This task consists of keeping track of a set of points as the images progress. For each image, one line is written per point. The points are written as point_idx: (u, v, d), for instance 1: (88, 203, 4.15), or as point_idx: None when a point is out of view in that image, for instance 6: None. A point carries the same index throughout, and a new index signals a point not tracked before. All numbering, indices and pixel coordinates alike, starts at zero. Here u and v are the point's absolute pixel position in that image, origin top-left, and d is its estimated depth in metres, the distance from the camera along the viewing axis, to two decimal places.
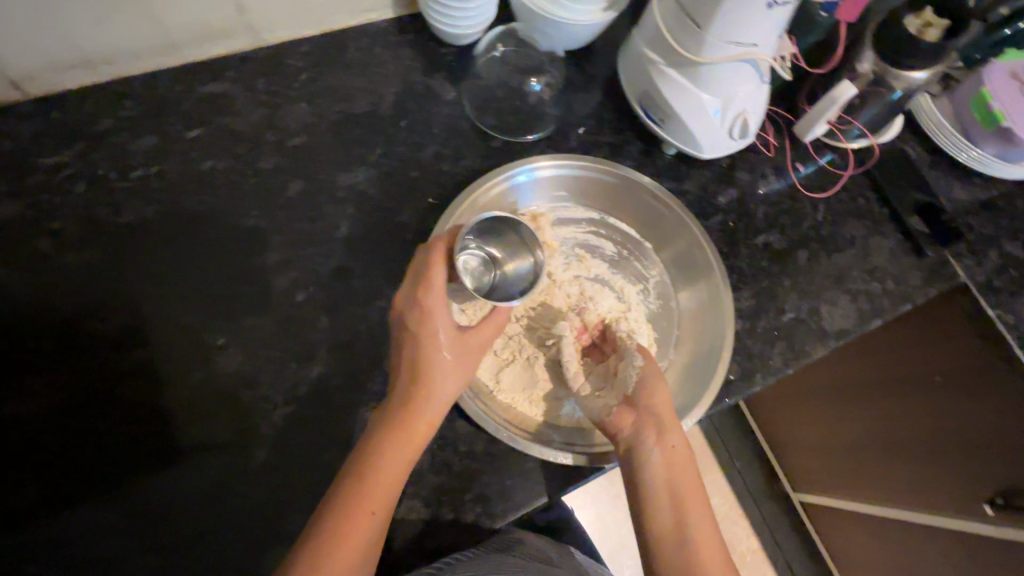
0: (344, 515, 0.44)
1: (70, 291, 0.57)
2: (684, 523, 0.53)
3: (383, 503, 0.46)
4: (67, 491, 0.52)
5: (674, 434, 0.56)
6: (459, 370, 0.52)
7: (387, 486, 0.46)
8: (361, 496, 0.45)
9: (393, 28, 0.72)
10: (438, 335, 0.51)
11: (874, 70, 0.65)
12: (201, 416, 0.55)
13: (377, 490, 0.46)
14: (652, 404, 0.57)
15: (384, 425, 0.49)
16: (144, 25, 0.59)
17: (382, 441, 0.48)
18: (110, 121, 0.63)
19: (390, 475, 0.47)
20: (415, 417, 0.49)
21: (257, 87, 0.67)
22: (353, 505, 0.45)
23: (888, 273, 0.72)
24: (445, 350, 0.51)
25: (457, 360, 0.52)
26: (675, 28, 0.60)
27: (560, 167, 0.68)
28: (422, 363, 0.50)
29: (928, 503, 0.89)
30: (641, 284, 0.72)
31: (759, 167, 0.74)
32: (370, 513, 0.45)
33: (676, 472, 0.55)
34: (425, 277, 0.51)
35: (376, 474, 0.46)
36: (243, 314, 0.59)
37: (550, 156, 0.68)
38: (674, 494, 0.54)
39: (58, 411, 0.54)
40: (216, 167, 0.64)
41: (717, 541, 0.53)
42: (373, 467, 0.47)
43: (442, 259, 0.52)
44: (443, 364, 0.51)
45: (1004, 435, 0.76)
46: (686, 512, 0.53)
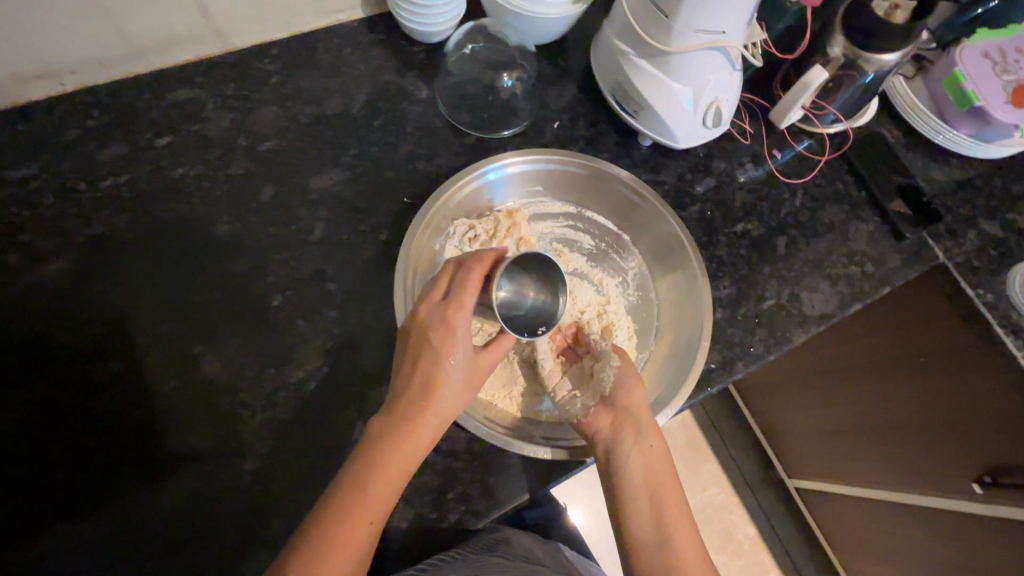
0: (339, 526, 0.44)
1: (42, 304, 0.57)
2: (663, 523, 0.53)
3: (379, 514, 0.46)
4: (44, 506, 0.51)
5: (651, 434, 0.56)
6: (467, 391, 0.51)
7: (382, 500, 0.46)
8: (359, 507, 0.45)
9: (363, 28, 0.71)
10: (456, 356, 0.50)
11: (844, 53, 0.64)
12: (178, 426, 0.55)
13: (375, 501, 0.46)
14: (630, 405, 0.58)
15: (383, 435, 0.48)
16: (106, 34, 0.58)
17: (387, 452, 0.47)
18: (78, 131, 0.62)
19: (390, 488, 0.46)
20: (422, 431, 0.48)
21: (227, 92, 0.67)
22: (349, 516, 0.44)
23: (867, 257, 0.72)
24: (460, 372, 0.50)
25: (469, 377, 0.51)
26: (644, 18, 0.59)
27: (529, 163, 0.68)
28: (433, 376, 0.49)
29: (918, 486, 0.89)
30: (621, 276, 0.72)
31: (736, 155, 0.74)
32: (364, 525, 0.45)
33: (654, 472, 0.55)
34: (459, 297, 0.51)
35: (374, 485, 0.46)
36: (220, 321, 0.59)
37: (517, 152, 0.67)
38: (653, 494, 0.54)
39: (33, 425, 0.53)
40: (187, 174, 0.63)
41: (697, 540, 0.53)
42: (372, 477, 0.46)
43: (478, 282, 0.51)
44: (457, 381, 0.50)
45: (988, 415, 0.75)
46: (666, 511, 0.53)
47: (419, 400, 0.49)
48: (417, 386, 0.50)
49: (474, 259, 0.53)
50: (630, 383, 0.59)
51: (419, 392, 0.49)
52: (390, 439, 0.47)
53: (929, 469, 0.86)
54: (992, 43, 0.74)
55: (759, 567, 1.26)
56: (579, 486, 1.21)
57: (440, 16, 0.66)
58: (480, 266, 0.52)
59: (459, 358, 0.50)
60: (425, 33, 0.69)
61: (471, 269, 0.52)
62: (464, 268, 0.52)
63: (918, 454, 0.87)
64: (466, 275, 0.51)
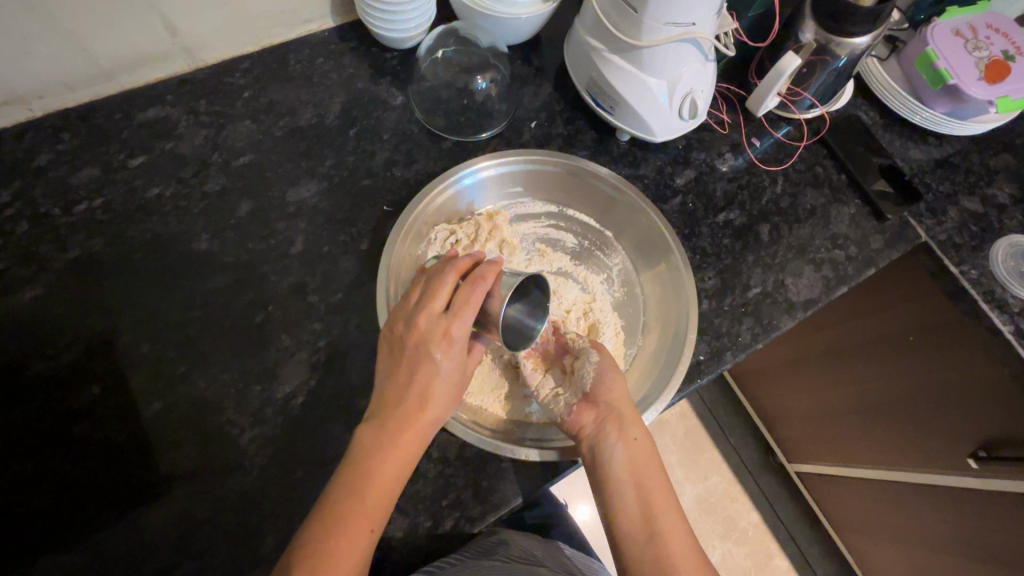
0: (337, 537, 0.43)
1: (20, 333, 0.56)
2: (651, 514, 0.53)
3: (377, 521, 0.45)
4: (32, 537, 0.50)
5: (634, 427, 0.57)
6: (452, 398, 0.51)
7: (376, 511, 0.45)
8: (358, 515, 0.44)
9: (334, 37, 0.71)
10: (445, 366, 0.50)
11: (815, 38, 0.65)
12: (164, 448, 0.54)
13: (373, 509, 0.45)
14: (611, 400, 0.58)
15: (378, 443, 0.47)
16: (73, 57, 0.58)
17: (385, 459, 0.47)
18: (49, 155, 0.62)
19: (381, 498, 0.46)
20: (418, 437, 0.49)
21: (198, 108, 0.66)
22: (347, 525, 0.44)
23: (851, 239, 0.72)
24: (447, 380, 0.50)
25: (458, 386, 0.52)
26: (613, 14, 0.59)
27: (504, 165, 0.68)
28: (426, 384, 0.50)
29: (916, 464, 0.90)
30: (605, 274, 0.71)
31: (715, 145, 0.75)
32: (360, 533, 0.44)
33: (639, 465, 0.55)
34: (459, 309, 0.50)
35: (371, 493, 0.46)
36: (202, 339, 0.58)
37: (491, 155, 0.67)
38: (640, 487, 0.54)
39: (13, 456, 0.53)
40: (162, 194, 0.63)
41: (687, 530, 0.53)
42: (369, 484, 0.46)
43: (479, 297, 0.51)
44: (448, 390, 0.51)
45: (974, 390, 0.76)
46: (653, 502, 0.53)
47: (416, 408, 0.49)
48: (413, 396, 0.49)
49: (478, 274, 0.51)
50: (609, 377, 0.59)
51: (413, 402, 0.49)
52: (387, 448, 0.47)
53: (923, 446, 0.87)
54: (963, 21, 0.75)
55: (765, 554, 1.26)
56: (580, 483, 1.21)
57: (409, 25, 0.67)
58: (484, 280, 0.51)
59: (453, 369, 0.51)
60: (390, 39, 0.69)
61: (478, 286, 0.51)
62: (469, 283, 0.51)
63: (911, 432, 0.88)
64: (471, 290, 0.50)
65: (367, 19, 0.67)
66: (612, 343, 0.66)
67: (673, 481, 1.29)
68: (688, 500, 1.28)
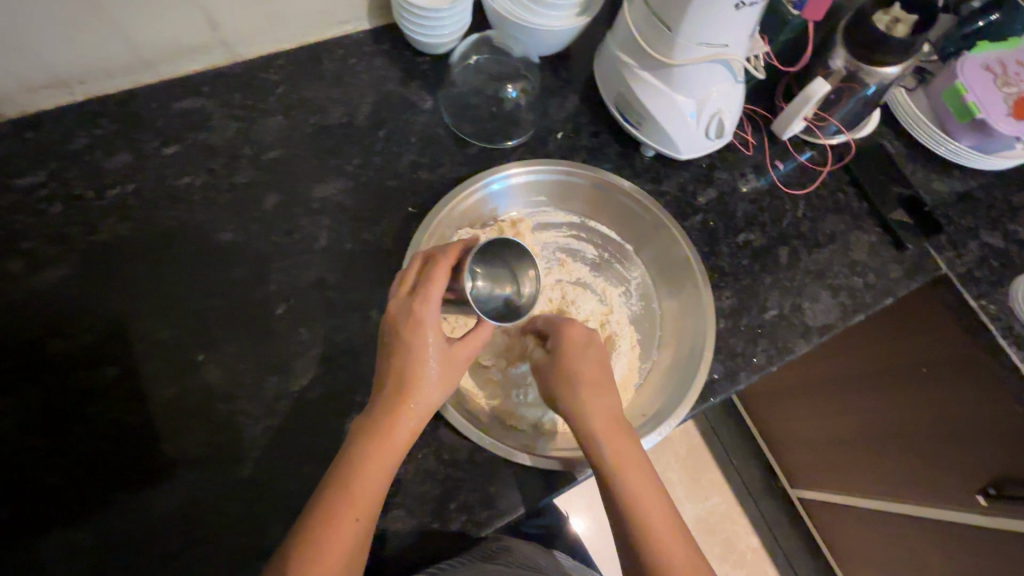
0: (326, 532, 0.43)
1: (46, 311, 0.57)
2: (641, 532, 0.47)
3: (366, 509, 0.45)
4: (43, 512, 0.51)
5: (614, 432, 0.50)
6: (445, 380, 0.49)
7: (368, 499, 0.45)
8: (349, 510, 0.44)
9: (368, 39, 0.72)
10: (426, 346, 0.48)
11: (845, 65, 0.65)
12: (179, 433, 0.55)
13: (360, 497, 0.45)
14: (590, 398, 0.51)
15: (371, 437, 0.46)
16: (116, 45, 0.59)
17: (376, 453, 0.46)
18: (85, 140, 0.63)
19: (371, 485, 0.45)
20: (408, 431, 0.47)
21: (232, 102, 0.67)
22: (337, 521, 0.44)
23: (869, 267, 0.72)
24: (431, 361, 0.49)
25: (450, 367, 0.50)
26: (647, 31, 0.60)
27: (532, 174, 0.68)
28: (413, 373, 0.48)
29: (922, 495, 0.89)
30: (623, 286, 0.71)
31: (738, 165, 0.75)
32: (351, 530, 0.44)
33: (627, 472, 0.48)
34: (425, 289, 0.49)
35: (360, 481, 0.45)
36: (221, 328, 0.59)
37: (521, 162, 0.68)
38: (626, 500, 0.48)
39: (31, 430, 0.53)
40: (192, 183, 0.64)
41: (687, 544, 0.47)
42: (359, 480, 0.45)
43: (445, 271, 0.50)
44: (437, 372, 0.49)
45: (989, 426, 0.75)
46: (640, 519, 0.47)
47: (412, 400, 0.48)
48: (403, 389, 0.48)
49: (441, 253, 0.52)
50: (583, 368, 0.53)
51: (402, 393, 0.48)
52: (379, 441, 0.46)
53: (930, 477, 0.86)
54: (993, 56, 0.75)
55: None
56: (580, 495, 1.21)
57: (443, 36, 0.68)
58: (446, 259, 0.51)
59: (432, 349, 0.49)
60: (416, 40, 0.69)
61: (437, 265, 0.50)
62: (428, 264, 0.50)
63: (920, 463, 0.87)
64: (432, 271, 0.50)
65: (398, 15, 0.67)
66: (627, 357, 0.66)
67: (674, 499, 1.28)
68: (688, 520, 1.27)
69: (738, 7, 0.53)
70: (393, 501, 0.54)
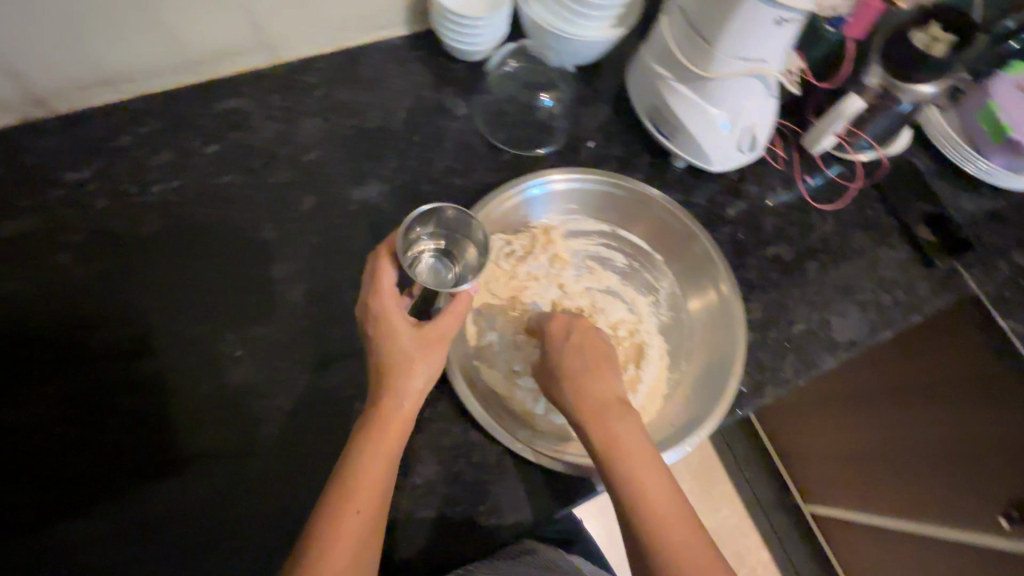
0: (335, 529, 0.44)
1: (89, 302, 0.59)
2: (638, 496, 0.47)
3: (372, 498, 0.45)
4: (82, 498, 0.52)
5: (604, 413, 0.51)
6: (423, 363, 0.50)
7: (373, 489, 0.46)
8: (354, 502, 0.45)
9: (405, 45, 0.74)
10: (396, 335, 0.49)
11: (880, 83, 0.65)
12: (213, 426, 0.56)
13: (365, 489, 0.45)
14: (579, 384, 0.53)
15: (370, 436, 0.47)
16: (166, 45, 0.61)
17: (378, 449, 0.47)
18: (130, 137, 0.65)
19: (375, 475, 0.46)
20: (402, 425, 0.48)
21: (273, 103, 0.69)
22: (344, 511, 0.44)
23: (898, 284, 0.72)
24: (403, 348, 0.49)
25: (425, 348, 0.50)
26: (685, 44, 0.61)
27: (572, 182, 0.69)
28: (390, 362, 0.49)
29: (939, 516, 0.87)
30: (652, 295, 0.71)
31: (767, 179, 0.75)
32: (359, 526, 0.44)
33: (620, 452, 0.49)
34: (375, 284, 0.50)
35: (365, 475, 0.46)
36: (257, 325, 0.60)
37: (563, 170, 0.68)
38: (620, 480, 0.48)
39: (72, 420, 0.55)
40: (233, 182, 0.65)
41: (688, 524, 0.47)
42: (362, 471, 0.46)
43: (387, 268, 0.51)
44: (411, 356, 0.49)
45: (1011, 450, 0.75)
46: (637, 485, 0.47)
47: (397, 391, 0.49)
48: (389, 382, 0.49)
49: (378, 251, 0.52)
50: (570, 357, 0.54)
51: (386, 382, 0.49)
52: (378, 437, 0.47)
53: (943, 495, 0.86)
54: None
55: None
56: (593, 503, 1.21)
57: (477, 39, 0.69)
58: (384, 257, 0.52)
59: (399, 335, 0.49)
60: (448, 39, 0.70)
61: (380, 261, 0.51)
62: (373, 261, 0.51)
63: (936, 485, 0.86)
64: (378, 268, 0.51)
65: (436, 13, 0.67)
66: (654, 369, 0.65)
67: None
68: None
69: (778, 23, 0.53)
70: (422, 502, 0.55)
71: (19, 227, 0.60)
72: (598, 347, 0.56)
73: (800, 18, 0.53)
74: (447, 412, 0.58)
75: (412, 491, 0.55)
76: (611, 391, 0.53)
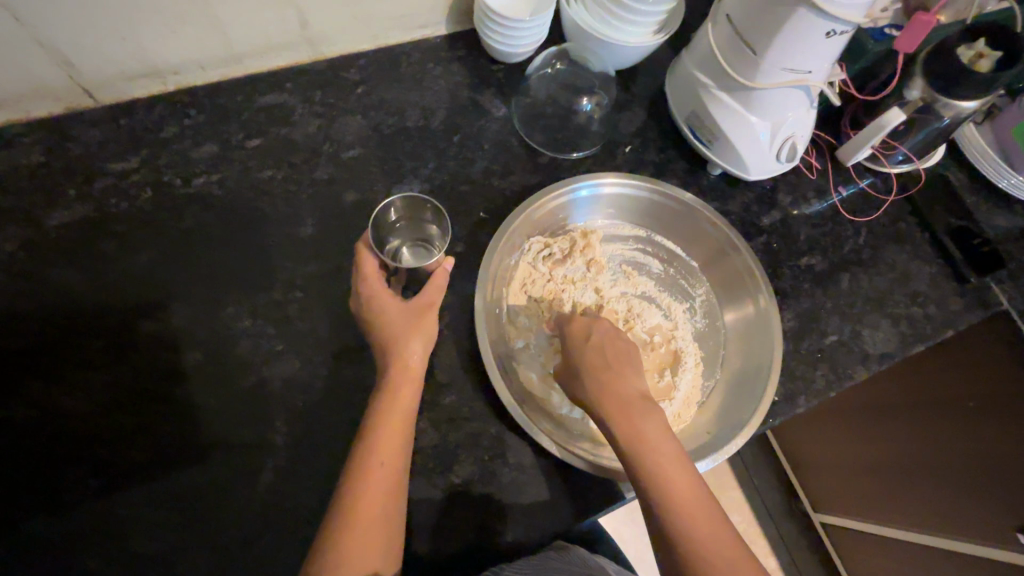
0: (362, 482, 0.47)
1: (133, 292, 0.59)
2: (663, 486, 0.46)
3: (395, 457, 0.49)
4: (126, 485, 0.53)
5: (628, 407, 0.50)
6: (418, 330, 0.54)
7: (393, 447, 0.49)
8: (379, 456, 0.48)
9: (445, 44, 0.74)
10: (386, 308, 0.54)
11: (922, 96, 0.65)
12: (252, 420, 0.56)
13: (386, 447, 0.49)
14: (603, 379, 0.52)
15: (386, 401, 0.51)
16: (213, 39, 0.62)
17: (394, 414, 0.50)
18: (174, 128, 0.65)
19: (395, 435, 0.49)
20: (411, 391, 0.52)
21: (314, 99, 0.69)
22: (369, 466, 0.47)
23: (929, 298, 0.72)
24: (395, 318, 0.53)
25: (417, 314, 0.54)
26: (729, 52, 0.61)
27: (622, 186, 0.69)
28: (388, 334, 0.53)
29: (948, 527, 0.87)
30: (688, 303, 0.71)
31: (802, 189, 0.75)
32: (384, 481, 0.47)
33: (646, 444, 0.48)
34: (360, 269, 0.55)
35: (383, 435, 0.49)
36: (296, 319, 0.60)
37: (615, 175, 0.69)
38: (648, 472, 0.47)
39: (117, 408, 0.55)
40: (274, 177, 0.65)
41: (715, 513, 0.46)
42: (382, 432, 0.49)
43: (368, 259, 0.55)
44: (403, 323, 0.53)
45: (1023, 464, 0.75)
46: (662, 476, 0.46)
47: (401, 362, 0.52)
48: (390, 352, 0.53)
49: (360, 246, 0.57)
50: (591, 355, 0.54)
51: (389, 351, 0.53)
52: (393, 399, 0.51)
53: (956, 506, 0.85)
54: None
55: None
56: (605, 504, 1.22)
57: (505, 31, 0.67)
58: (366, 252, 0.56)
59: (388, 307, 0.54)
60: (489, 38, 0.69)
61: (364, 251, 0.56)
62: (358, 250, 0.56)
63: (952, 497, 0.86)
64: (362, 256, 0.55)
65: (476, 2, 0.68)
66: (691, 374, 0.66)
67: None
68: None
69: (829, 35, 0.53)
70: (459, 501, 0.55)
71: (64, 215, 0.61)
72: (619, 345, 0.56)
73: (851, 30, 0.53)
74: (484, 412, 0.59)
75: (449, 489, 0.55)
76: (633, 386, 0.52)
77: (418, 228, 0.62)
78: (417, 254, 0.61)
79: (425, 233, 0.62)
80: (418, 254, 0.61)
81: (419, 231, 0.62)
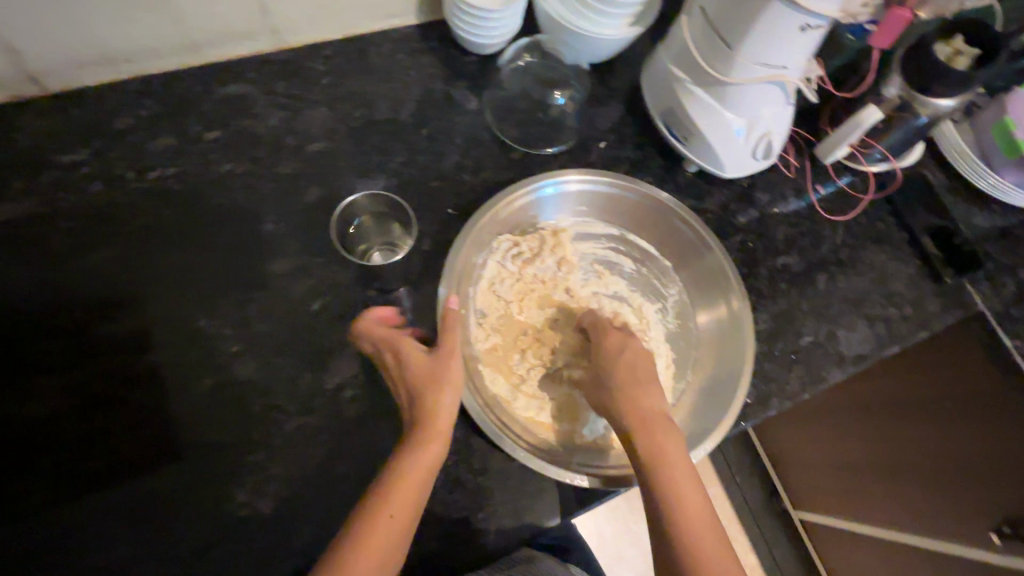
0: (372, 520, 0.43)
1: (85, 291, 0.57)
2: (670, 494, 0.46)
3: (411, 503, 0.45)
4: (75, 496, 0.50)
5: (653, 420, 0.50)
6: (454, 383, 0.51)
7: (413, 492, 0.45)
8: (394, 500, 0.44)
9: (416, 34, 0.72)
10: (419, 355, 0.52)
11: (899, 94, 0.64)
12: (208, 424, 0.54)
13: (406, 488, 0.45)
14: (632, 387, 0.53)
15: (417, 441, 0.48)
16: (167, 26, 0.59)
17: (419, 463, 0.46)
18: (128, 119, 0.63)
19: (418, 481, 0.46)
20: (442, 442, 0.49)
21: (278, 90, 0.67)
22: (384, 507, 0.44)
23: (906, 299, 0.71)
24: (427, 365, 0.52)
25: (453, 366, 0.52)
26: (704, 45, 0.59)
27: (588, 184, 0.68)
28: (421, 379, 0.51)
29: (931, 527, 0.86)
30: (660, 303, 0.70)
31: (780, 188, 0.74)
32: (394, 529, 0.43)
33: (661, 453, 0.48)
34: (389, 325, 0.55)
35: (409, 476, 0.46)
36: (255, 319, 0.58)
37: (578, 171, 0.67)
38: (658, 478, 0.47)
39: (68, 414, 0.53)
40: (234, 170, 0.63)
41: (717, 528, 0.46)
42: (407, 472, 0.46)
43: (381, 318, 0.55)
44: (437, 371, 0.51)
45: (997, 462, 0.74)
46: (669, 483, 0.47)
47: (434, 406, 0.50)
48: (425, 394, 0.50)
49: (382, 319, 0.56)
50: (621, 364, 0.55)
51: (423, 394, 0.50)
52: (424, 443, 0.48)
53: (937, 504, 0.84)
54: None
55: None
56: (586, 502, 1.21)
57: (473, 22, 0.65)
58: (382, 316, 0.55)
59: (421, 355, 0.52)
60: (458, 28, 0.67)
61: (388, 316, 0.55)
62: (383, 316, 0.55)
63: (935, 496, 0.84)
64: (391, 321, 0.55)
65: None
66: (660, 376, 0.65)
67: None
68: None
69: (804, 29, 0.51)
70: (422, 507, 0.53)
71: (9, 209, 0.58)
72: (650, 362, 0.56)
73: (826, 24, 0.51)
74: None
75: None
76: (659, 402, 0.52)
77: (388, 227, 0.64)
78: (384, 251, 0.63)
79: (393, 231, 0.63)
80: (385, 251, 0.63)
81: (390, 228, 0.64)
